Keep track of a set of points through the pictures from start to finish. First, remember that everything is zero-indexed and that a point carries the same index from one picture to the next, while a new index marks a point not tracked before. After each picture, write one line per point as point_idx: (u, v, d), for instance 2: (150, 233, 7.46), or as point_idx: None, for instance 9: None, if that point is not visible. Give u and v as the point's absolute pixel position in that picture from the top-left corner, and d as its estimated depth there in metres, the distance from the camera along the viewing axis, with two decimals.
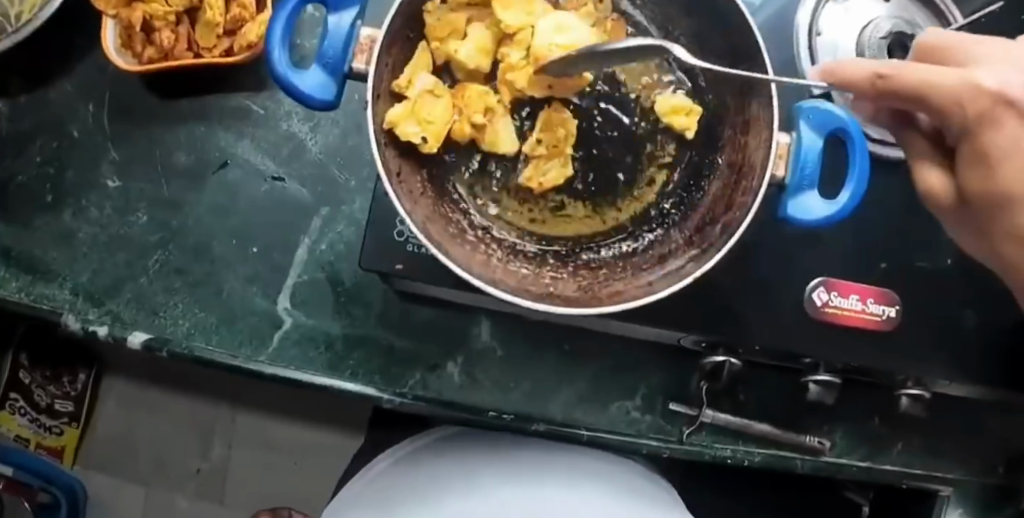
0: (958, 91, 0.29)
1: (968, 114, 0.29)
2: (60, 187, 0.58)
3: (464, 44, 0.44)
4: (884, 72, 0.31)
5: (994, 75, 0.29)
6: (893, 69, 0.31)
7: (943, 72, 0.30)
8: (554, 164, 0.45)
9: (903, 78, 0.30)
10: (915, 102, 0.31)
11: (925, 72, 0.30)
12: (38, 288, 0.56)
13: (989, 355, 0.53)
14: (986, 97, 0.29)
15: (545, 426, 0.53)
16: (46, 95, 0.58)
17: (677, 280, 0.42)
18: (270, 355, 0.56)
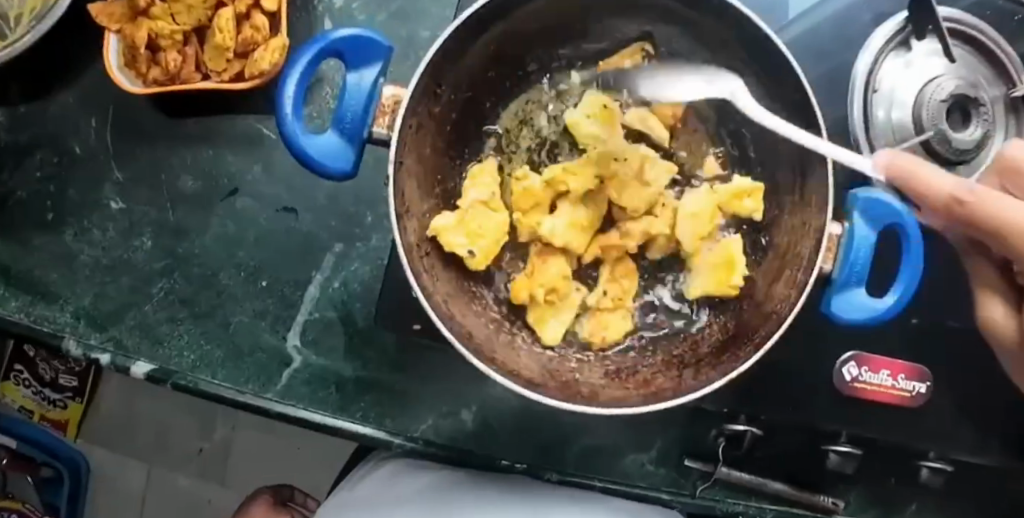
0: (1019, 226, 0.36)
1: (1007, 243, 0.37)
2: (61, 206, 0.55)
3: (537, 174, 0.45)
4: (963, 198, 0.37)
5: (1023, 213, 0.36)
6: (974, 196, 0.37)
7: (1015, 206, 0.36)
8: (619, 315, 0.46)
9: (996, 217, 0.36)
10: (1003, 235, 0.37)
11: (999, 202, 0.37)
12: (38, 308, 0.54)
13: (1007, 428, 0.52)
14: (1023, 241, 0.36)
15: (558, 476, 0.52)
16: (47, 107, 0.55)
17: (709, 377, 0.40)
18: (278, 393, 0.53)
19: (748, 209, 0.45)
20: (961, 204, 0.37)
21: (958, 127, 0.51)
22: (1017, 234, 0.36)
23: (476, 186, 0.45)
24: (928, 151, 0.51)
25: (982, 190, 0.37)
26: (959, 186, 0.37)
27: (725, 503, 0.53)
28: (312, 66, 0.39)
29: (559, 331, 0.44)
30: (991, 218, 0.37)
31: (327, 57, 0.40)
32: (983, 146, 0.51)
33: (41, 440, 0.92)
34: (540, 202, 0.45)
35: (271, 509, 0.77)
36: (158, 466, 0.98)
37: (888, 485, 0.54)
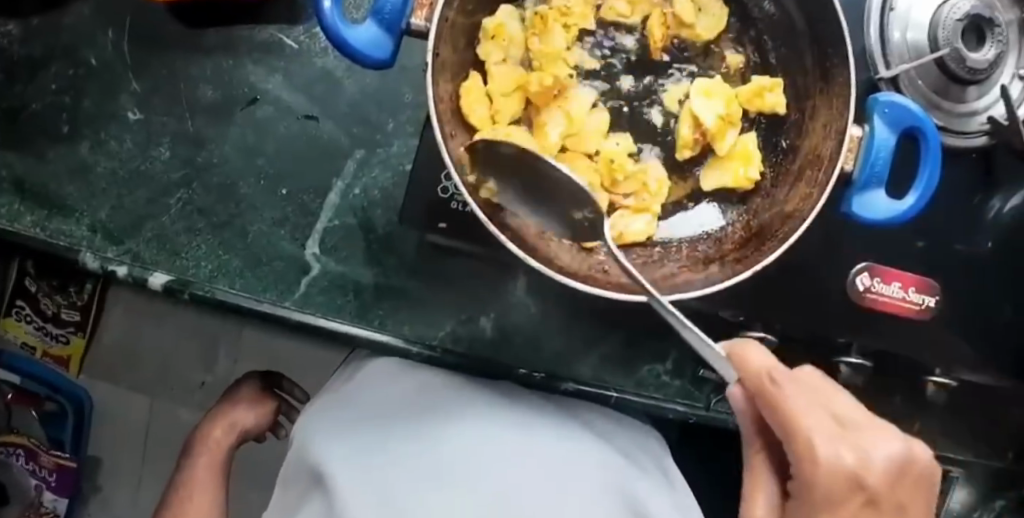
0: (817, 452, 0.32)
1: (800, 471, 0.33)
2: (76, 118, 0.55)
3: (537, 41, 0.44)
4: (776, 375, 0.34)
5: (852, 456, 0.33)
6: (784, 385, 0.33)
7: (811, 413, 0.33)
8: (640, 220, 0.45)
9: (789, 414, 0.33)
10: (787, 433, 0.33)
11: (821, 442, 0.33)
12: (54, 223, 0.54)
13: (995, 332, 0.57)
14: (848, 484, 0.33)
15: (574, 387, 0.53)
16: (61, 18, 0.54)
17: (735, 271, 0.41)
18: (296, 301, 0.53)
19: (772, 104, 0.45)
20: (772, 389, 0.33)
21: (972, 48, 0.51)
22: (823, 466, 0.32)
23: (493, 80, 0.44)
24: (942, 71, 0.51)
25: (822, 413, 0.34)
26: (777, 368, 0.34)
27: (738, 417, 0.55)
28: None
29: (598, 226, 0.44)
30: (798, 439, 0.33)
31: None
32: (996, 67, 0.52)
33: (46, 377, 0.92)
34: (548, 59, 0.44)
35: (258, 394, 0.70)
36: (160, 400, 0.99)
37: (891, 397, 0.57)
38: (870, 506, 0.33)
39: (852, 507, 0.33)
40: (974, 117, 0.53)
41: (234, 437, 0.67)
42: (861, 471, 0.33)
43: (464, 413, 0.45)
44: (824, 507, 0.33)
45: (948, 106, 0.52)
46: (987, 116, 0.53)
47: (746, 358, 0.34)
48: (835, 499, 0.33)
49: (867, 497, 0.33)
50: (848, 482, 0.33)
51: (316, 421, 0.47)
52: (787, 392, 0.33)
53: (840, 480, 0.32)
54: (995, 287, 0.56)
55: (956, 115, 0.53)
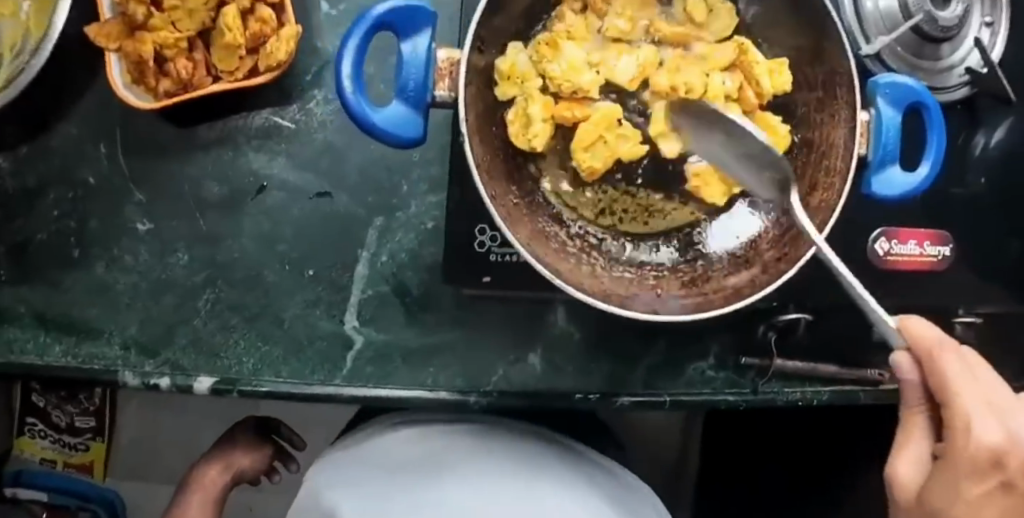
0: (968, 425, 0.34)
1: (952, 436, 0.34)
2: (85, 239, 0.54)
3: (554, 65, 0.44)
4: (939, 351, 0.35)
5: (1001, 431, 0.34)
6: (948, 361, 0.34)
7: (975, 397, 0.34)
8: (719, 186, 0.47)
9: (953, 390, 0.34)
10: (944, 403, 0.35)
11: (980, 421, 0.34)
12: (85, 347, 0.53)
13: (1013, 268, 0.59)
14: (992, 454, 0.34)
15: (629, 399, 0.54)
16: (50, 142, 0.53)
17: (779, 273, 0.43)
18: (345, 377, 0.54)
19: (780, 84, 0.46)
20: (939, 364, 0.34)
21: (939, 8, 0.54)
22: (972, 436, 0.34)
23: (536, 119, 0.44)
24: (916, 34, 0.53)
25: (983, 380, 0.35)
26: (945, 344, 0.35)
27: (785, 394, 0.56)
28: (364, 39, 0.39)
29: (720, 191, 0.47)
30: (955, 409, 0.34)
31: (377, 32, 0.39)
32: (963, 24, 0.55)
33: (63, 486, 0.88)
34: (574, 88, 0.45)
35: (256, 437, 0.77)
36: None
37: None
38: (1000, 487, 0.35)
39: (986, 484, 0.35)
40: (953, 71, 0.55)
41: (231, 477, 0.73)
42: (1005, 449, 0.34)
43: (456, 470, 0.55)
44: (961, 478, 0.35)
45: (928, 65, 0.54)
46: (964, 68, 0.55)
47: (914, 333, 0.36)
48: (979, 474, 0.34)
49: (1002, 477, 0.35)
50: (991, 457, 0.34)
51: (334, 482, 0.58)
52: (958, 368, 0.34)
53: (987, 452, 0.34)
54: (1003, 224, 0.59)
55: (936, 72, 0.55)
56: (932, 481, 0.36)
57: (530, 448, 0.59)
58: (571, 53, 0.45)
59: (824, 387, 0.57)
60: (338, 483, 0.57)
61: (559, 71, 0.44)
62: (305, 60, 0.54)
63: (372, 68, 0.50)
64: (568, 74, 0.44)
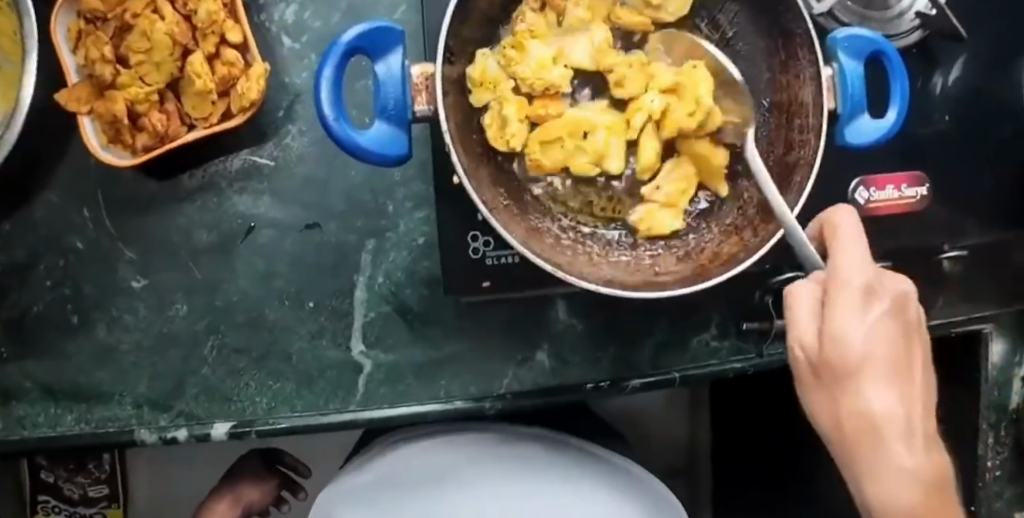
0: (843, 268, 0.36)
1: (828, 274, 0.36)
2: (82, 305, 0.53)
3: (524, 66, 0.45)
4: (831, 230, 0.38)
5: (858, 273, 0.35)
6: (842, 230, 0.38)
7: (853, 252, 0.36)
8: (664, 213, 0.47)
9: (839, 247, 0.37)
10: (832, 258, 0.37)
11: (851, 263, 0.36)
12: (98, 412, 0.53)
13: (987, 198, 0.61)
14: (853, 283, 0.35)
15: (640, 381, 0.56)
16: (33, 214, 0.53)
17: (770, 233, 0.44)
18: (360, 401, 0.54)
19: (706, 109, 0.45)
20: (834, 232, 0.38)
21: None
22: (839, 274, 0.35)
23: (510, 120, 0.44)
24: None
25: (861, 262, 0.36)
26: (847, 226, 0.38)
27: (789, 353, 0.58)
28: (338, 66, 0.39)
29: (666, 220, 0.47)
30: (834, 258, 0.36)
31: (349, 56, 0.40)
32: None
33: None
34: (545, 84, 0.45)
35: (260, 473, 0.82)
36: None
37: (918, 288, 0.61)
38: (887, 316, 0.35)
39: (875, 309, 0.35)
40: (904, 17, 0.57)
41: (240, 510, 0.79)
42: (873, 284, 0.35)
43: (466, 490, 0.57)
44: (832, 309, 0.35)
45: (877, 15, 0.57)
46: (915, 12, 0.57)
47: (826, 219, 0.39)
48: (849, 305, 0.34)
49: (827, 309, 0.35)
50: (865, 290, 0.35)
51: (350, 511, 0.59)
52: (850, 236, 0.37)
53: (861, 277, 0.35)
54: (973, 157, 0.61)
55: (887, 20, 0.57)
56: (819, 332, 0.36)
57: (534, 450, 0.60)
58: (539, 51, 0.45)
59: None
60: (347, 503, 0.59)
61: (529, 72, 0.45)
62: (276, 96, 0.54)
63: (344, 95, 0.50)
64: (538, 73, 0.45)
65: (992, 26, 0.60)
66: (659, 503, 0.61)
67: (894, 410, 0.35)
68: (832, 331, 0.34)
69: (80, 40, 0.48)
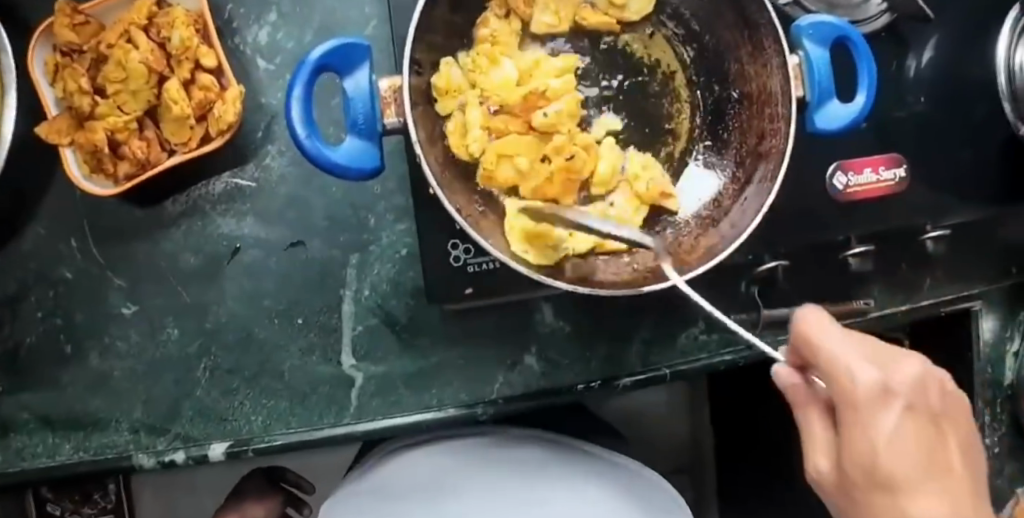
0: (844, 373, 0.32)
1: (838, 384, 0.32)
2: (74, 334, 0.54)
3: (492, 76, 0.46)
4: (807, 332, 0.34)
5: (869, 373, 0.31)
6: (811, 327, 0.33)
7: (839, 341, 0.33)
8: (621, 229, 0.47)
9: (822, 351, 0.33)
10: (828, 364, 0.33)
11: (856, 367, 0.32)
12: (95, 439, 0.54)
13: (970, 177, 0.61)
14: (876, 394, 0.31)
15: (630, 379, 0.57)
16: (21, 247, 0.54)
17: (746, 222, 0.44)
18: (353, 415, 0.55)
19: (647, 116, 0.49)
20: (813, 339, 0.33)
21: None
22: (855, 383, 0.31)
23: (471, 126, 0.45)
24: None
25: (865, 355, 0.33)
26: (831, 336, 0.33)
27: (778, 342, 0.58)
28: (308, 83, 0.40)
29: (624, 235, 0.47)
30: (826, 362, 0.33)
31: (318, 73, 0.41)
32: None
33: None
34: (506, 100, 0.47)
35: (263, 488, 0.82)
36: None
37: (901, 270, 0.62)
38: (912, 411, 0.32)
39: (899, 416, 0.31)
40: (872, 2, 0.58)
41: None
42: (887, 382, 0.32)
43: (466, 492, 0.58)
44: (870, 422, 0.31)
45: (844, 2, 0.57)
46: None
47: (798, 321, 0.34)
48: (879, 431, 0.31)
49: (859, 407, 0.32)
50: (883, 395, 0.32)
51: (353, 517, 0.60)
52: (827, 331, 0.33)
53: (873, 391, 0.31)
54: (950, 137, 0.61)
55: (854, 6, 0.57)
56: (846, 454, 0.32)
57: (529, 452, 0.61)
58: (503, 67, 0.47)
59: None
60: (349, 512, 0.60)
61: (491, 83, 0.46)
62: (253, 118, 0.54)
63: (320, 113, 0.51)
64: (498, 86, 0.47)
65: (960, 7, 0.61)
66: (657, 499, 0.62)
67: (946, 510, 0.31)
68: (867, 448, 0.31)
69: (57, 73, 0.48)
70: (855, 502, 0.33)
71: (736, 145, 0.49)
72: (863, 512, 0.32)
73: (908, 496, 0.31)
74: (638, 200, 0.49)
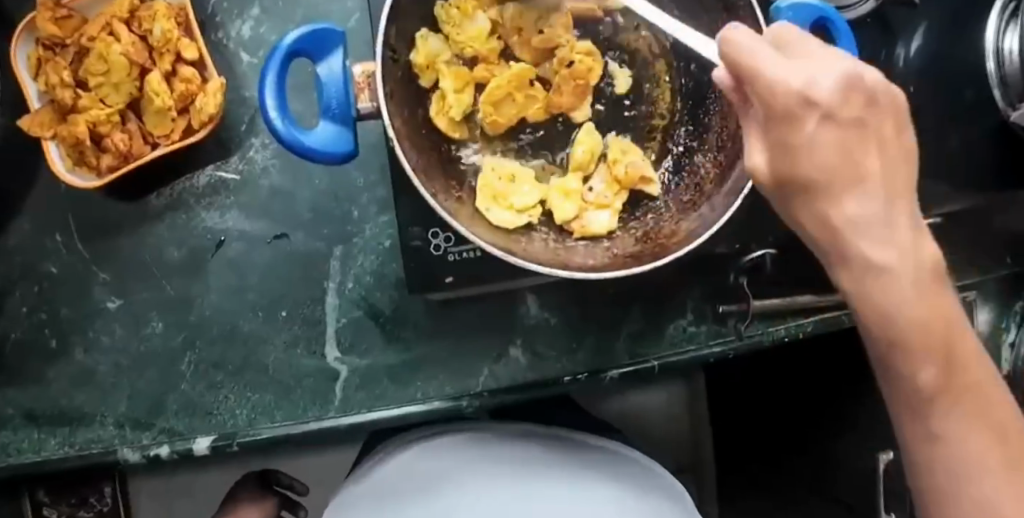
0: (776, 82, 0.29)
1: (767, 104, 0.30)
2: (60, 330, 0.54)
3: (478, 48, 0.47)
4: (735, 57, 0.30)
5: (799, 76, 0.29)
6: (740, 43, 0.30)
7: (777, 62, 0.30)
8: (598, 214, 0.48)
9: (752, 64, 0.29)
10: (752, 73, 0.30)
11: (789, 71, 0.29)
12: (80, 435, 0.53)
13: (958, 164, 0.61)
14: (799, 96, 0.29)
15: (617, 372, 0.56)
16: (8, 243, 0.54)
17: (727, 205, 0.44)
18: (338, 408, 0.54)
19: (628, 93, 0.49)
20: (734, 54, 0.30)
21: None
22: (784, 89, 0.29)
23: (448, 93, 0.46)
24: None
25: (794, 63, 0.30)
26: (759, 50, 0.30)
27: (768, 333, 0.57)
28: (281, 69, 0.40)
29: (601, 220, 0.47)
30: (754, 79, 0.30)
31: (293, 60, 0.41)
32: None
33: None
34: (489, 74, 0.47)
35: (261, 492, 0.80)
36: None
37: None
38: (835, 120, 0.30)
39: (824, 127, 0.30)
40: None
41: None
42: (816, 90, 0.29)
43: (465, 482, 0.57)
44: (794, 131, 0.30)
45: None
46: None
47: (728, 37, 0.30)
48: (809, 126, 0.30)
49: (821, 120, 0.30)
50: (807, 100, 0.29)
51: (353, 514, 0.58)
52: (755, 43, 0.30)
53: (799, 101, 0.29)
54: (938, 125, 0.61)
55: None
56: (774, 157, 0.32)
57: (530, 450, 0.60)
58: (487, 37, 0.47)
59: (806, 320, 0.57)
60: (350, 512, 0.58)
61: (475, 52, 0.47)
62: (237, 111, 0.55)
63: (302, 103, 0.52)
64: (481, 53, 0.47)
65: None
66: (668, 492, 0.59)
67: (876, 168, 0.32)
68: (797, 144, 0.31)
69: (39, 67, 0.49)
70: (789, 195, 0.33)
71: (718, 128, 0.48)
72: (798, 198, 0.32)
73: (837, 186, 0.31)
74: (616, 185, 0.49)
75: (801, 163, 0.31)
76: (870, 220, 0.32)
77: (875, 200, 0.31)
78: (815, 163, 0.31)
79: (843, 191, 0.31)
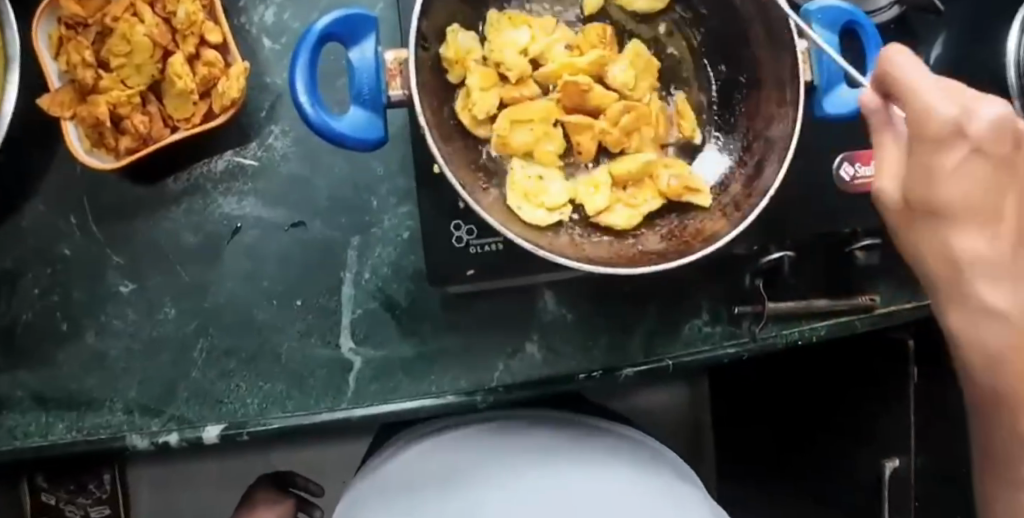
0: (931, 108, 0.34)
1: (918, 127, 0.35)
2: (71, 312, 0.53)
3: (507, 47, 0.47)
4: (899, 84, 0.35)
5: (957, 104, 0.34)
6: (917, 72, 0.35)
7: (938, 94, 0.34)
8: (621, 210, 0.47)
9: (914, 90, 0.34)
10: (912, 101, 0.35)
11: (945, 102, 0.34)
12: (88, 419, 0.53)
13: None
14: (950, 128, 0.34)
15: (632, 370, 0.55)
16: (22, 223, 0.53)
17: (754, 204, 0.43)
18: (350, 400, 0.54)
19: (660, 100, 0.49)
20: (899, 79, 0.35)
21: None
22: (935, 117, 0.34)
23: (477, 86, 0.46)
24: None
25: (946, 93, 0.35)
26: (919, 74, 0.34)
27: (784, 336, 0.57)
28: (312, 53, 0.40)
29: (622, 216, 0.47)
30: (912, 104, 0.34)
31: (324, 45, 0.40)
32: None
33: None
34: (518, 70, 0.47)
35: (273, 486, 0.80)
36: None
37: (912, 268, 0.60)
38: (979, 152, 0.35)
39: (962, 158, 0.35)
40: None
41: None
42: (965, 120, 0.34)
43: (481, 478, 0.56)
44: (938, 159, 0.35)
45: None
46: None
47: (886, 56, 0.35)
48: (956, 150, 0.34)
49: (972, 149, 0.35)
50: (954, 130, 0.34)
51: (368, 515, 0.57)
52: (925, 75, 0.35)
53: (949, 129, 0.34)
54: None
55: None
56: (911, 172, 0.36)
57: (538, 437, 0.59)
58: (515, 35, 0.47)
59: (822, 322, 0.57)
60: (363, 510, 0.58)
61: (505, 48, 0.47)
62: (257, 97, 0.54)
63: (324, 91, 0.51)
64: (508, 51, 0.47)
65: (969, 5, 0.61)
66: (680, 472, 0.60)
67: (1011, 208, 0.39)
68: (935, 165, 0.35)
69: (60, 46, 0.48)
70: (923, 224, 0.39)
71: (743, 126, 0.48)
72: (926, 224, 0.38)
73: (961, 220, 0.38)
74: (660, 196, 0.48)
75: (951, 200, 0.36)
76: (981, 257, 0.39)
77: (988, 240, 0.38)
78: (959, 191, 0.36)
79: (970, 222, 0.38)
